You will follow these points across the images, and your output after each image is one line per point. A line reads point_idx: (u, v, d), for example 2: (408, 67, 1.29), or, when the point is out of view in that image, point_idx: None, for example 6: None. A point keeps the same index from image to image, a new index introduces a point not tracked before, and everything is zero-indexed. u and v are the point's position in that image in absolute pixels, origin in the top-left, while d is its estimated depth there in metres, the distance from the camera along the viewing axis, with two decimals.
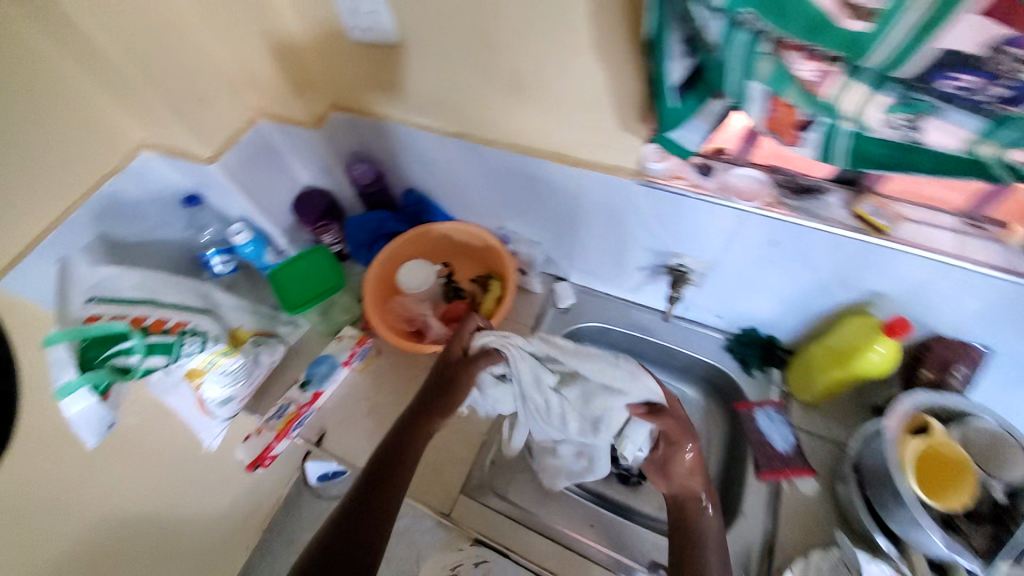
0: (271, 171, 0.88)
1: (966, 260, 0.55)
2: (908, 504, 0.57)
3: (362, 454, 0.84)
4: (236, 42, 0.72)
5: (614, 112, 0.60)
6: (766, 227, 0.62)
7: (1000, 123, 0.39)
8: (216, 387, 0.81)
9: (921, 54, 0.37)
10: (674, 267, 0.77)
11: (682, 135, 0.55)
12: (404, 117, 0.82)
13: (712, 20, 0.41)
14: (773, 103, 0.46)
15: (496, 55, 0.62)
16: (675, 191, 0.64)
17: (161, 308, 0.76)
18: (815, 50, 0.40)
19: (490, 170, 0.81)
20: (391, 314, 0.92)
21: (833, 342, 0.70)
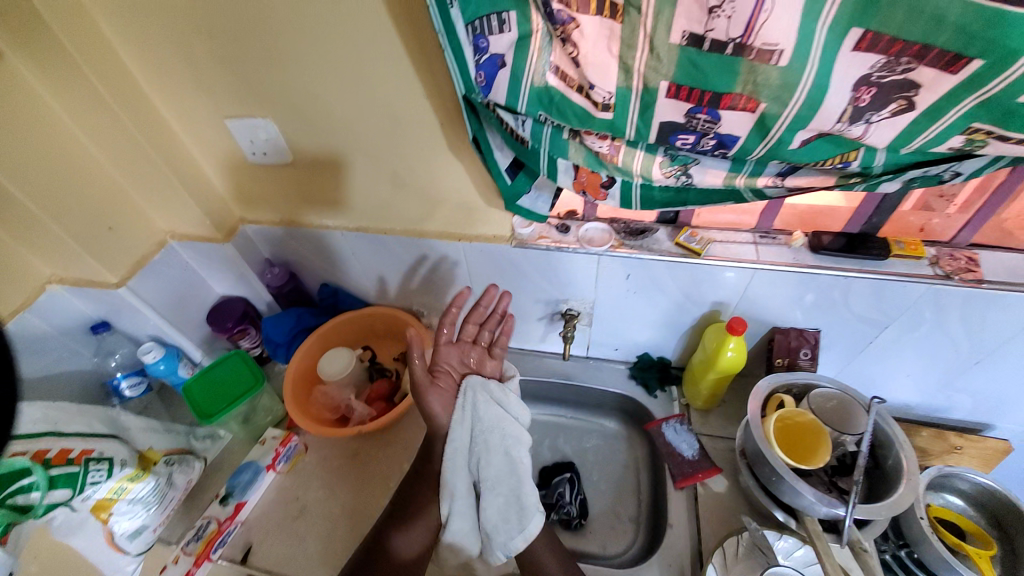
0: (185, 286, 0.94)
1: (764, 263, 0.72)
2: (784, 477, 0.67)
3: (293, 562, 0.79)
4: (146, 176, 0.80)
5: (477, 191, 0.77)
6: (620, 265, 0.77)
7: (738, 163, 0.55)
8: (125, 519, 0.74)
9: (653, 126, 0.50)
10: (564, 311, 0.89)
11: (531, 203, 0.72)
12: (310, 220, 0.92)
13: (525, 120, 0.56)
14: (580, 171, 0.62)
15: (381, 161, 0.77)
16: (542, 248, 0.79)
17: (64, 438, 0.70)
18: (603, 133, 0.55)
19: (392, 254, 0.92)
20: (316, 405, 0.95)
21: (703, 351, 0.84)
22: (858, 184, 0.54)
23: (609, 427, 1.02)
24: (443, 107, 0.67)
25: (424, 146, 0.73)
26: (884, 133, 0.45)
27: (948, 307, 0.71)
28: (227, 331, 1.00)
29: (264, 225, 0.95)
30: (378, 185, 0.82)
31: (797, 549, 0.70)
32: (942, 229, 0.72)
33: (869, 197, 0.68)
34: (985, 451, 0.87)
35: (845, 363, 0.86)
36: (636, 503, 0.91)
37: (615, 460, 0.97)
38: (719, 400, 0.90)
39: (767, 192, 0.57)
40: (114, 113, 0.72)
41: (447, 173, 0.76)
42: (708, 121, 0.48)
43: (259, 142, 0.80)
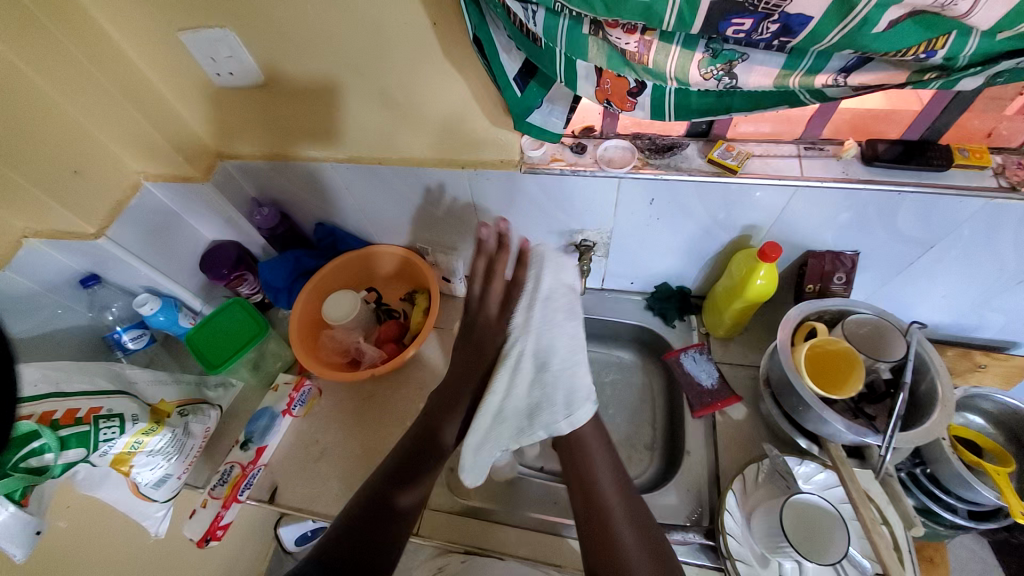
0: (171, 232, 0.87)
1: (809, 179, 0.64)
2: (811, 405, 0.66)
3: (321, 498, 0.81)
4: (100, 104, 0.70)
5: (482, 109, 0.67)
6: (643, 188, 0.69)
7: (797, 56, 0.45)
8: (147, 470, 0.75)
9: (700, 10, 0.41)
10: (579, 243, 0.83)
11: (543, 119, 0.63)
12: (297, 152, 0.82)
13: (537, 10, 0.45)
14: (603, 76, 0.52)
15: (365, 76, 0.66)
16: (556, 172, 0.70)
17: (69, 398, 0.68)
18: (631, 24, 0.45)
19: (390, 188, 0.83)
20: (325, 349, 0.92)
21: (729, 279, 0.78)
22: (935, 79, 0.44)
23: (624, 358, 1.00)
24: (438, 3, 0.55)
25: (415, 55, 0.62)
26: (995, 10, 0.36)
27: (1009, 221, 0.64)
28: (223, 278, 0.95)
29: (245, 160, 0.85)
30: (368, 108, 0.71)
31: (817, 473, 0.70)
32: (1010, 133, 0.62)
33: (938, 96, 0.59)
34: (1007, 368, 0.84)
35: (879, 285, 0.80)
36: (652, 431, 0.91)
37: (631, 390, 0.97)
38: (742, 328, 0.87)
39: (826, 93, 0.48)
40: (45, 27, 0.61)
41: (445, 90, 0.66)
42: None
43: (223, 60, 0.68)
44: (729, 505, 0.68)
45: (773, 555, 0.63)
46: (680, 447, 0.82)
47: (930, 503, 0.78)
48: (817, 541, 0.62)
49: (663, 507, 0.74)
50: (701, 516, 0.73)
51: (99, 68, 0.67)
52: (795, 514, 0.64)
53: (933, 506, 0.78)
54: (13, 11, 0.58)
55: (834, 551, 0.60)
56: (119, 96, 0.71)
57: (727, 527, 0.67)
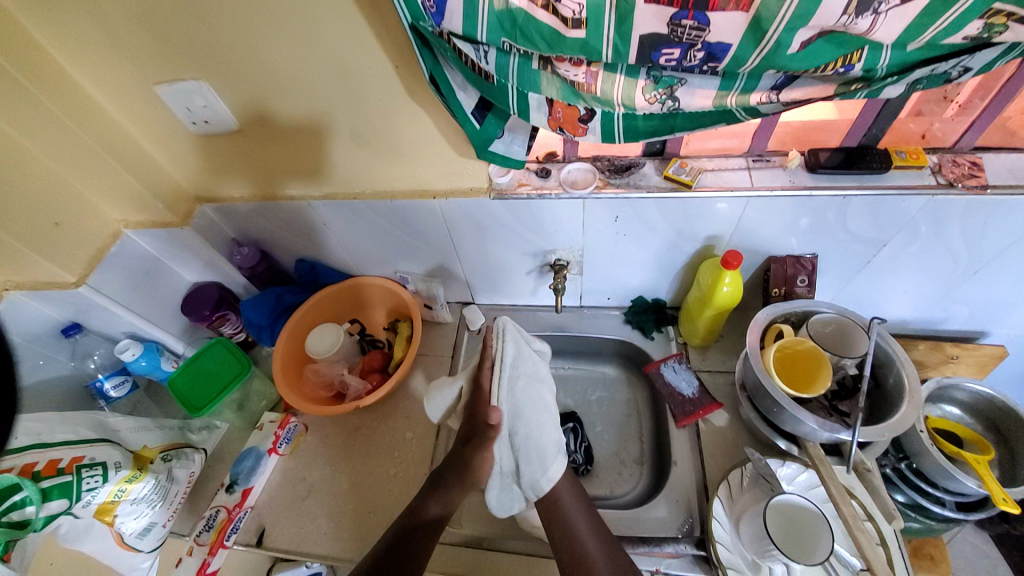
0: (152, 277, 0.88)
1: (759, 189, 0.68)
2: (784, 406, 0.67)
3: (309, 537, 0.80)
4: (80, 158, 0.72)
5: (448, 142, 0.71)
6: (607, 207, 0.72)
7: (729, 78, 0.49)
8: (131, 520, 0.73)
9: (632, 43, 0.44)
10: (553, 262, 0.86)
11: (506, 147, 0.66)
12: (275, 192, 0.85)
13: (487, 50, 0.49)
14: (554, 106, 0.56)
15: (336, 117, 0.70)
16: (523, 196, 0.73)
17: (49, 448, 0.67)
18: (576, 58, 0.49)
19: (367, 221, 0.86)
20: (308, 384, 0.92)
21: (699, 288, 0.81)
22: (860, 90, 0.48)
23: (608, 374, 1.02)
24: (398, 48, 0.59)
25: (381, 95, 0.66)
26: (893, 25, 0.40)
27: (951, 216, 0.67)
28: (205, 320, 0.95)
29: (226, 203, 0.88)
30: (340, 147, 0.75)
31: (800, 474, 0.71)
32: (943, 133, 0.68)
33: (869, 105, 0.64)
34: (978, 358, 0.87)
35: (842, 285, 0.84)
36: (640, 444, 0.92)
37: (616, 405, 0.98)
38: (717, 335, 0.89)
39: (761, 109, 0.52)
40: (25, 89, 0.64)
41: (412, 125, 0.69)
42: (696, 28, 0.42)
43: (199, 110, 0.72)
44: (717, 512, 0.69)
45: (763, 560, 0.63)
46: (666, 457, 0.83)
47: (919, 498, 0.78)
48: (804, 543, 0.62)
49: (654, 521, 0.74)
50: (692, 527, 0.73)
51: (78, 124, 0.70)
52: (780, 516, 0.64)
53: (923, 502, 0.78)
54: None
55: (821, 550, 0.60)
56: (97, 148, 0.73)
57: (717, 535, 0.67)
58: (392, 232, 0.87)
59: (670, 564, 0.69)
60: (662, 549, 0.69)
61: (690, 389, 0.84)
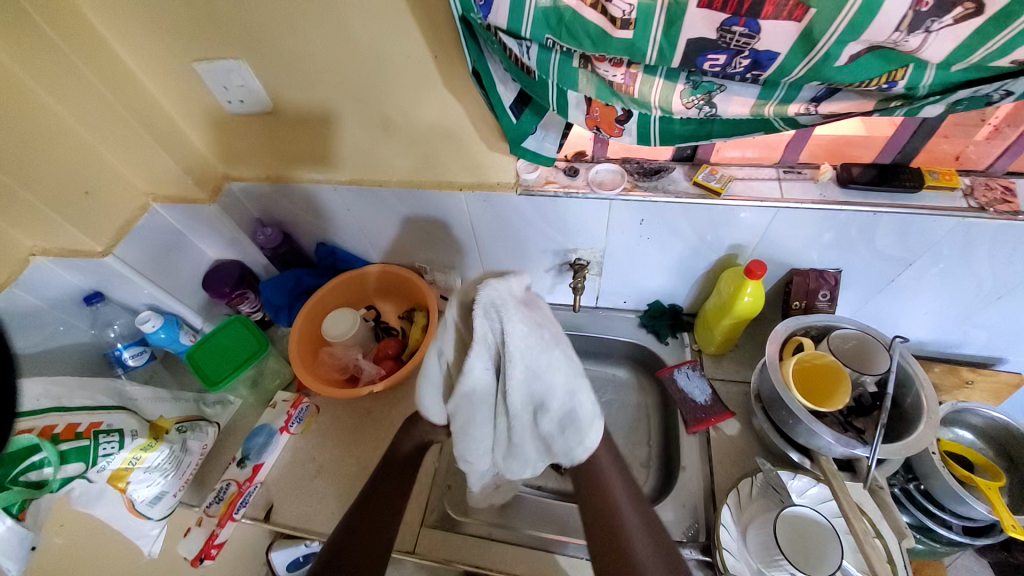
0: (176, 251, 0.89)
1: (788, 201, 0.68)
2: (800, 418, 0.67)
3: (316, 517, 0.81)
4: (115, 130, 0.73)
5: (479, 135, 0.71)
6: (633, 209, 0.73)
7: (770, 87, 0.49)
8: (142, 487, 0.75)
9: (678, 47, 0.45)
10: (573, 261, 0.86)
11: (537, 144, 0.66)
12: (302, 174, 0.86)
13: (530, 46, 0.49)
14: (591, 105, 0.56)
15: (369, 103, 0.70)
16: (550, 194, 0.74)
17: (70, 413, 0.68)
18: (617, 59, 0.49)
19: (391, 209, 0.87)
20: (322, 366, 0.93)
21: (718, 296, 0.81)
22: (899, 108, 0.48)
23: (619, 377, 1.02)
24: (438, 38, 0.60)
25: (417, 84, 0.66)
26: (943, 44, 0.40)
27: (981, 239, 0.67)
28: (224, 296, 0.97)
29: (252, 182, 0.89)
30: (370, 133, 0.75)
31: (810, 487, 0.71)
32: (978, 156, 0.68)
33: (906, 123, 0.63)
34: (995, 384, 0.86)
35: (862, 302, 0.83)
36: (647, 448, 0.92)
37: (625, 408, 0.98)
38: (732, 345, 0.89)
39: (799, 120, 0.52)
40: (69, 60, 0.65)
41: (444, 116, 0.70)
42: (745, 35, 0.42)
43: (234, 89, 0.72)
44: (725, 519, 0.69)
45: (769, 570, 0.63)
46: (674, 462, 0.83)
47: (927, 520, 0.78)
48: (812, 554, 0.62)
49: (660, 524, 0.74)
50: (697, 532, 0.73)
51: (117, 96, 0.71)
52: (789, 527, 0.64)
53: (929, 523, 0.77)
54: (39, 43, 0.62)
55: (829, 562, 0.60)
56: (133, 121, 0.75)
57: (723, 541, 0.67)
58: (415, 220, 0.88)
59: None
60: None
61: (702, 396, 0.84)
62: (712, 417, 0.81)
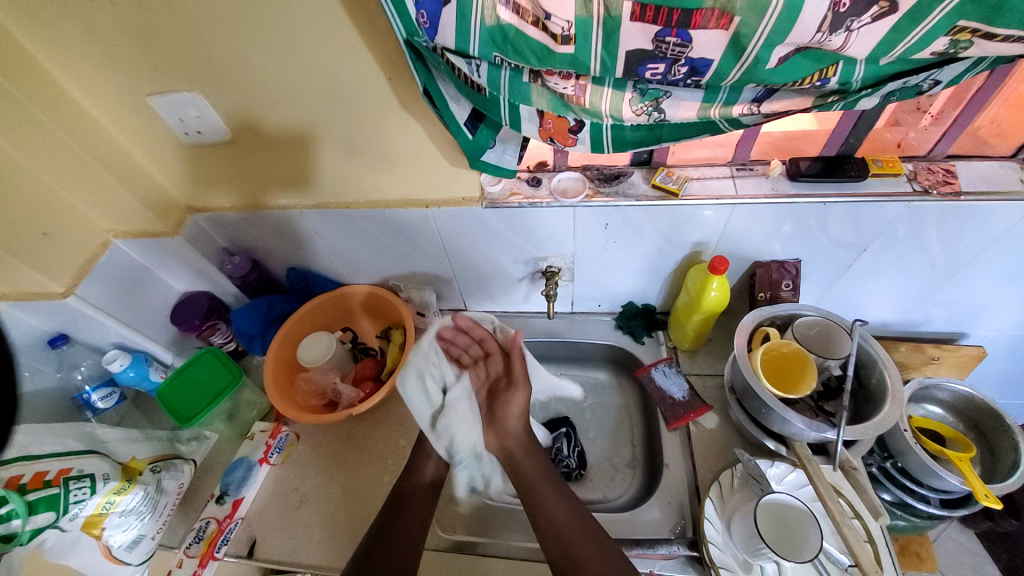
0: (141, 287, 0.87)
1: (744, 197, 0.70)
2: (772, 407, 0.69)
3: (302, 547, 0.79)
4: (71, 169, 0.72)
5: (440, 152, 0.72)
6: (597, 214, 0.74)
7: (712, 90, 0.51)
8: (119, 532, 0.72)
9: (619, 58, 0.46)
10: (545, 269, 0.87)
11: (498, 157, 0.68)
12: (265, 202, 0.85)
13: (479, 64, 0.51)
14: (545, 117, 0.57)
15: (329, 127, 0.71)
16: (515, 205, 0.75)
17: (36, 461, 0.66)
18: (565, 72, 0.50)
19: (361, 230, 0.87)
20: (301, 393, 0.92)
21: (687, 293, 0.83)
22: (836, 103, 0.50)
23: (601, 380, 1.03)
24: (391, 61, 0.61)
25: (376, 107, 0.67)
26: (866, 41, 0.42)
27: (926, 221, 0.70)
28: (195, 329, 0.95)
29: (216, 212, 0.88)
30: (332, 156, 0.75)
31: (789, 474, 0.73)
32: (918, 143, 0.71)
33: (847, 116, 0.66)
34: (957, 358, 0.90)
35: (826, 289, 0.86)
36: (632, 449, 0.93)
37: (608, 411, 0.99)
38: (705, 339, 0.91)
39: (743, 120, 0.54)
40: (18, 101, 0.64)
41: (405, 135, 0.70)
42: (679, 44, 0.44)
43: (191, 120, 0.72)
44: (709, 513, 0.70)
45: (754, 559, 0.65)
46: (659, 460, 0.84)
47: (905, 496, 0.80)
48: (795, 540, 0.63)
49: (647, 523, 0.75)
50: (684, 528, 0.74)
51: (71, 136, 0.71)
52: (771, 516, 0.66)
53: (908, 499, 0.80)
54: None
55: (810, 547, 0.62)
56: (88, 158, 0.73)
57: (709, 536, 0.68)
58: (386, 239, 0.88)
59: (664, 565, 0.70)
60: (656, 551, 0.70)
61: (681, 393, 0.86)
62: (692, 413, 0.83)
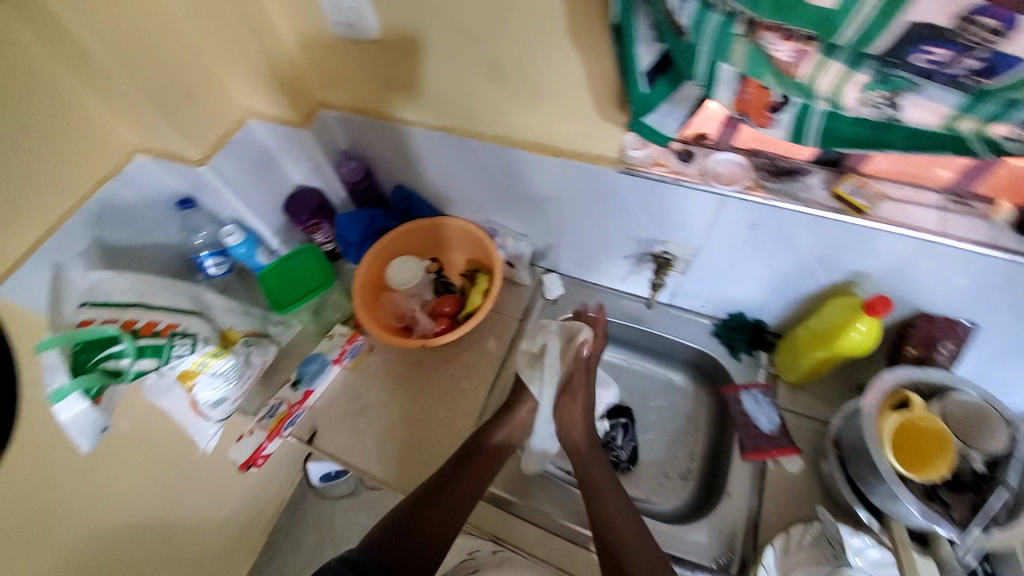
0: (264, 171, 0.91)
1: (947, 235, 0.56)
2: (886, 480, 0.60)
3: (352, 448, 0.84)
4: None
5: (590, 99, 0.63)
6: (747, 211, 0.64)
7: (980, 98, 0.38)
8: (207, 389, 0.80)
9: (891, 28, 0.35)
10: (658, 254, 0.79)
11: (659, 121, 0.56)
12: (392, 112, 0.83)
13: (687, 1, 0.41)
14: (747, 83, 0.47)
15: (476, 43, 0.64)
16: (655, 177, 0.66)
17: (151, 311, 0.74)
18: (792, 31, 0.39)
19: (477, 164, 0.82)
20: (382, 310, 0.94)
21: (819, 324, 0.73)
22: None
23: (673, 381, 0.96)
24: None
25: (537, 31, 0.59)
26: None
27: None
28: (301, 223, 0.98)
29: (343, 112, 0.87)
30: (472, 77, 0.69)
31: (871, 549, 0.64)
32: None
33: None
34: None
35: (994, 367, 0.71)
36: (690, 462, 0.87)
37: (675, 415, 0.92)
38: (816, 378, 0.80)
39: (1005, 145, 0.40)
40: None
41: (556, 71, 0.62)
42: (993, 31, 0.33)
43: (340, 9, 0.69)
44: (767, 561, 0.66)
45: None
46: (719, 482, 0.79)
47: None
48: None
49: (689, 544, 0.72)
50: (730, 562, 0.70)
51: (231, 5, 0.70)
52: None
53: None
54: None
55: None
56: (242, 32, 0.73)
57: None
58: (501, 180, 0.83)
59: None
60: None
61: (771, 424, 0.77)
62: (776, 446, 0.75)
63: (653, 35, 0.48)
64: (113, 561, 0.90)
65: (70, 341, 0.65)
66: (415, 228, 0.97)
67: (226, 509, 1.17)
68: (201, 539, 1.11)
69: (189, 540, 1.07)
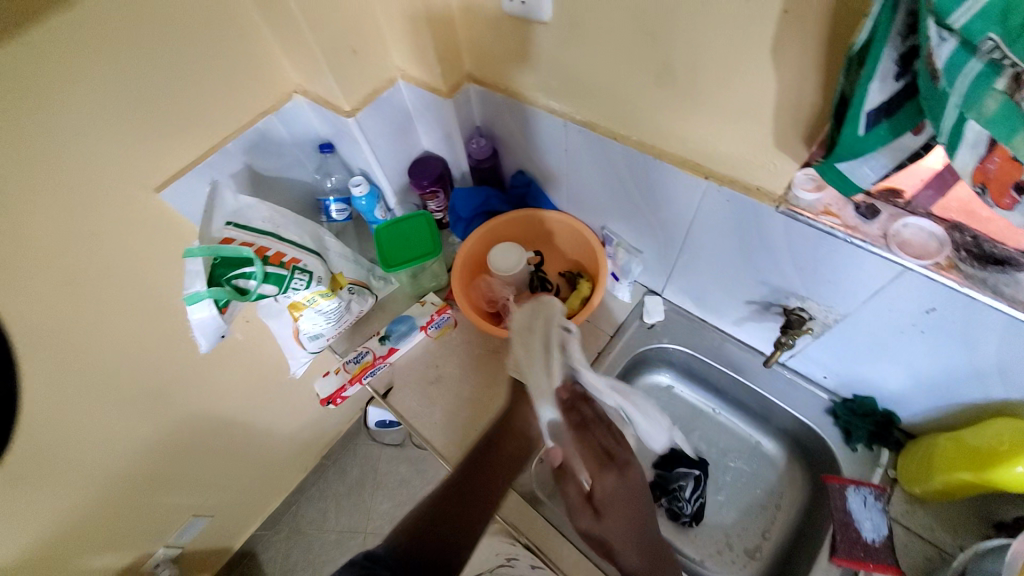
0: (399, 132, 0.94)
1: None
2: None
3: (418, 414, 0.87)
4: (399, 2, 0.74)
5: (767, 124, 0.56)
6: (927, 292, 0.55)
7: None
8: (309, 322, 0.87)
9: None
10: (793, 310, 0.70)
11: (853, 167, 0.48)
12: (536, 99, 0.80)
13: (946, 39, 0.34)
14: (995, 151, 0.37)
15: (651, 42, 0.59)
16: (823, 228, 0.57)
17: (282, 242, 0.79)
18: None
19: (610, 168, 0.78)
20: (476, 292, 0.94)
21: (975, 439, 0.61)
22: None
23: (761, 446, 0.86)
24: None
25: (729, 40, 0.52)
26: None
27: None
28: (420, 189, 1.00)
29: (488, 89, 0.86)
30: (633, 78, 0.64)
31: None
32: None
33: None
34: None
35: None
36: (760, 540, 0.79)
37: (754, 483, 0.84)
38: (949, 500, 0.67)
39: None
40: None
41: (735, 87, 0.55)
42: None
43: None
44: None
45: None
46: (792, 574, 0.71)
47: None
48: None
49: None
50: None
51: None
52: None
53: None
54: None
55: None
56: None
57: None
58: (632, 192, 0.78)
59: None
60: None
61: (872, 530, 0.66)
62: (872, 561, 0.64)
63: (897, 71, 0.39)
64: (201, 441, 1.03)
65: (216, 254, 0.72)
66: (527, 218, 0.96)
67: (292, 426, 1.28)
68: (268, 444, 1.24)
69: (258, 443, 1.20)
